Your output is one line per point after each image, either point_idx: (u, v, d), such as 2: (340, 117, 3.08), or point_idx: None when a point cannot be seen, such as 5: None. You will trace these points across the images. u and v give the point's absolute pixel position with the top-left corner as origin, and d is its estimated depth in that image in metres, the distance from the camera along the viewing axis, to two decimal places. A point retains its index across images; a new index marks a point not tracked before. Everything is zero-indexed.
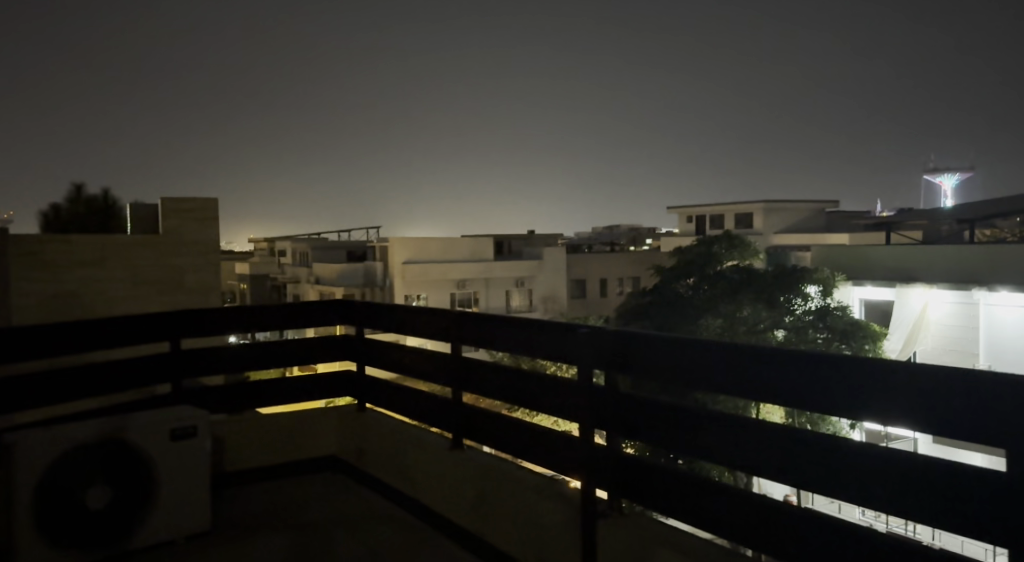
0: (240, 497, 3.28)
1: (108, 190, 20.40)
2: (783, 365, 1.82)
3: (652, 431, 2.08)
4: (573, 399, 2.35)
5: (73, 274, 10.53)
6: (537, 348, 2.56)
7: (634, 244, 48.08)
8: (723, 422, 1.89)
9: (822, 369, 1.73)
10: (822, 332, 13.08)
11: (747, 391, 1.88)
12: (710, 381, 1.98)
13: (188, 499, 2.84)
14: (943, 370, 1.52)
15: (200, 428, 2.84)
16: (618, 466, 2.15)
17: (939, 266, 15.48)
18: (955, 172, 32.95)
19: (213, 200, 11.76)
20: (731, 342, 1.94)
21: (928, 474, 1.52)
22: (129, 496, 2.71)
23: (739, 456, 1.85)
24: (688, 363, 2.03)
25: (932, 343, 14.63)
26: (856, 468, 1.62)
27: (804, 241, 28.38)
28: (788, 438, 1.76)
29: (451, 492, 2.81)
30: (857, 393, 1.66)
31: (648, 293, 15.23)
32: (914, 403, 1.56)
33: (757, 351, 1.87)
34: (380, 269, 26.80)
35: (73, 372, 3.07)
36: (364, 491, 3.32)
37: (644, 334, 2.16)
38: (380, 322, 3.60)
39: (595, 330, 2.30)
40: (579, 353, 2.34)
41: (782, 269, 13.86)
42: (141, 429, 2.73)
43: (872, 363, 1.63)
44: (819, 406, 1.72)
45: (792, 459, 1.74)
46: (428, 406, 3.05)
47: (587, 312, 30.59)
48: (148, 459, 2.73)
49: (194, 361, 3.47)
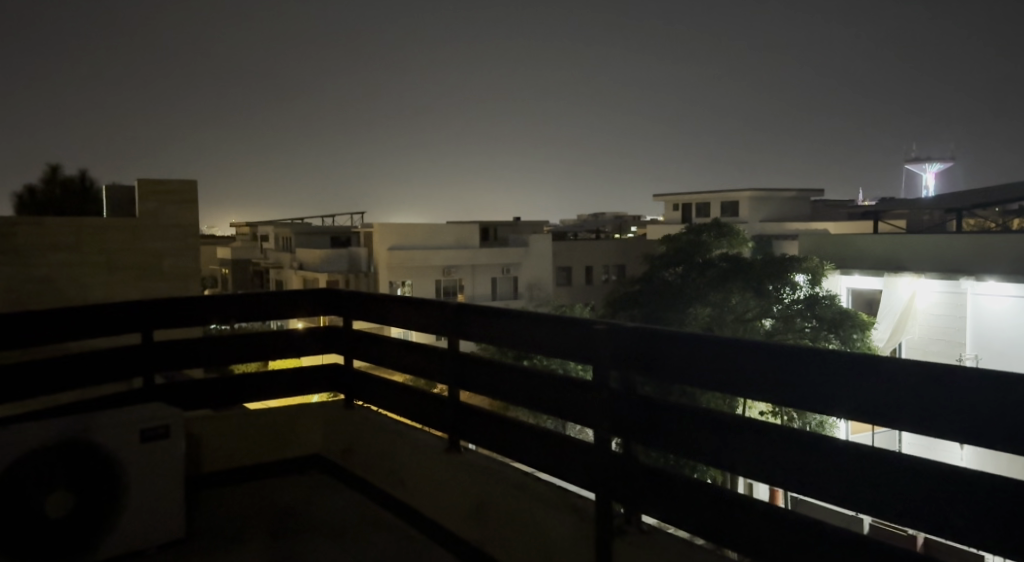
0: (214, 499, 3.15)
1: (85, 171, 20.08)
2: (812, 366, 1.64)
3: (639, 430, 1.97)
4: (581, 401, 2.16)
5: (47, 259, 10.20)
6: (539, 344, 2.38)
7: (619, 232, 47.81)
8: (713, 420, 1.79)
9: (859, 371, 1.55)
10: (810, 321, 12.98)
11: (739, 389, 1.78)
12: (696, 376, 1.87)
13: (160, 504, 2.69)
14: (937, 366, 1.44)
15: (171, 428, 2.71)
16: (605, 467, 2.03)
17: (926, 255, 15.54)
18: (938, 160, 33.03)
19: (194, 182, 11.53)
20: (763, 342, 1.74)
21: (916, 475, 1.44)
22: (98, 501, 2.56)
23: (766, 464, 1.68)
24: (677, 359, 1.91)
25: (919, 332, 14.69)
26: (847, 472, 1.54)
27: (790, 230, 28.36)
28: (818, 446, 1.59)
29: (449, 496, 2.67)
30: (894, 398, 1.50)
31: (637, 281, 15.25)
32: (907, 403, 1.48)
33: (788, 351, 1.68)
34: (364, 255, 27.04)
35: (35, 367, 2.91)
36: (346, 491, 3.20)
37: (662, 331, 1.96)
38: (367, 313, 3.44)
39: (598, 325, 2.13)
40: (591, 351, 2.13)
41: (770, 258, 13.71)
42: (107, 429, 2.58)
43: (869, 357, 1.54)
44: (813, 404, 1.62)
45: (799, 463, 1.62)
46: (422, 404, 2.91)
47: (573, 299, 30.61)
48: (115, 461, 2.59)
49: (167, 352, 3.31)
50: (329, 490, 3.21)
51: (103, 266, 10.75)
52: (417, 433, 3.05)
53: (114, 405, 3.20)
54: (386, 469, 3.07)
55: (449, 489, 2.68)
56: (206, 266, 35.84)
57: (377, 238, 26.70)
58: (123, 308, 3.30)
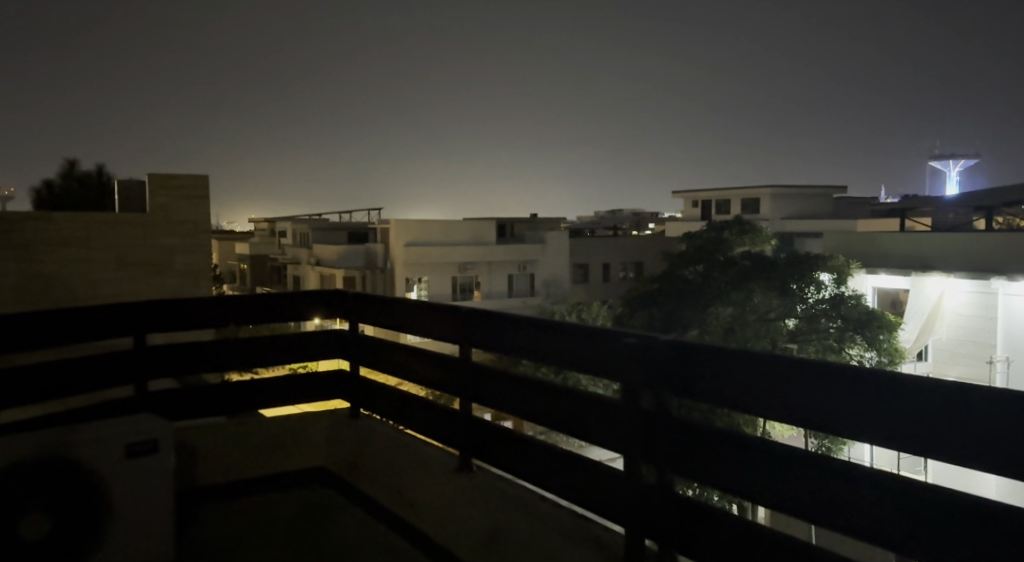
0: (214, 513, 3.04)
1: (103, 166, 20.22)
2: (868, 389, 1.45)
3: (670, 457, 1.81)
4: (611, 419, 2.00)
5: (55, 254, 10.17)
6: (565, 358, 2.21)
7: (637, 229, 47.66)
8: (730, 442, 1.67)
9: (926, 398, 1.37)
10: (835, 321, 12.84)
11: (762, 410, 1.64)
12: (726, 396, 1.72)
13: (151, 524, 2.47)
14: (956, 380, 1.32)
15: (161, 442, 2.48)
16: (636, 499, 1.88)
17: (956, 254, 15.22)
18: (963, 157, 32.37)
19: (203, 177, 11.56)
20: (811, 362, 1.56)
21: (939, 509, 1.32)
22: (80, 522, 2.34)
23: (811, 502, 1.51)
24: (702, 376, 1.77)
25: (948, 332, 14.52)
26: (866, 501, 1.43)
27: (812, 227, 27.87)
28: (874, 482, 1.42)
29: (465, 521, 2.54)
30: (957, 427, 1.33)
31: (655, 280, 14.99)
32: (952, 431, 1.34)
33: (836, 368, 1.51)
34: (381, 252, 26.78)
35: (24, 372, 2.80)
36: (352, 508, 3.07)
37: (699, 348, 1.78)
38: (377, 316, 3.31)
39: (629, 338, 1.96)
40: (621, 367, 1.96)
41: (795, 255, 13.56)
42: (87, 443, 2.34)
43: (919, 379, 1.37)
44: (842, 429, 1.49)
45: (851, 504, 1.45)
46: (436, 417, 2.77)
47: (589, 297, 30.43)
48: (96, 479, 2.36)
49: (164, 356, 3.21)
50: (336, 506, 3.09)
51: (112, 262, 10.74)
52: (429, 448, 2.90)
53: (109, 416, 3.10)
54: (393, 482, 2.97)
55: (465, 512, 2.55)
56: (224, 262, 36.11)
57: (393, 234, 26.62)
58: (120, 309, 3.17)
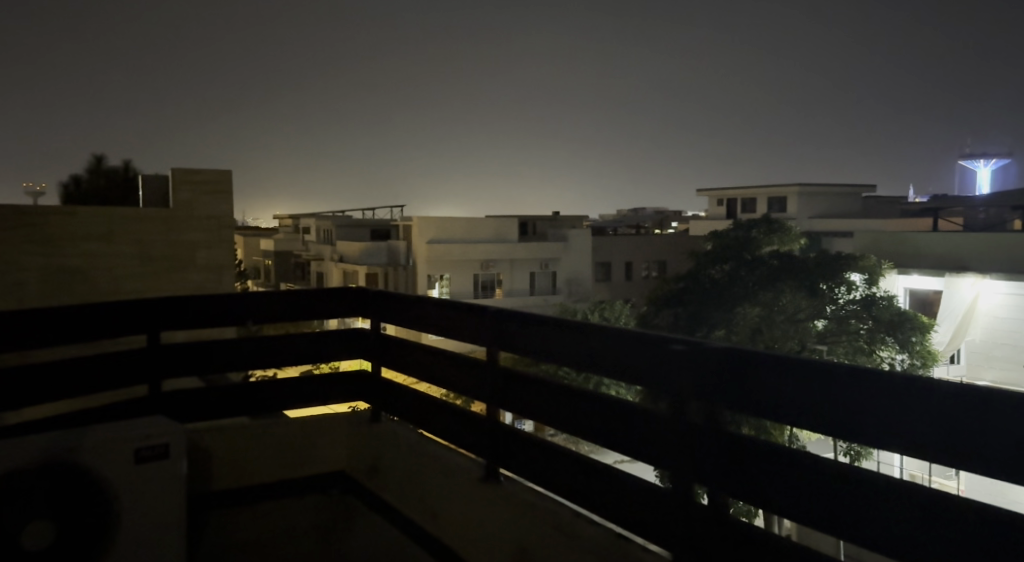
0: (227, 521, 2.98)
1: (130, 163, 20.43)
2: (915, 399, 1.34)
3: (714, 471, 1.69)
4: (649, 428, 1.88)
5: (77, 249, 10.22)
6: (600, 365, 2.09)
7: (661, 227, 47.16)
8: (767, 457, 1.57)
9: (968, 407, 1.27)
10: (865, 322, 12.65)
11: (806, 422, 1.52)
12: (771, 405, 1.60)
13: (161, 531, 2.40)
14: (989, 387, 1.23)
15: (172, 448, 2.43)
16: (679, 515, 1.77)
17: (991, 255, 14.92)
18: (993, 155, 31.69)
19: (227, 172, 11.59)
20: (866, 369, 1.43)
21: (977, 528, 1.23)
22: (88, 531, 2.28)
23: (860, 522, 1.39)
24: (748, 389, 1.64)
25: (981, 335, 14.29)
26: (889, 517, 1.35)
27: (841, 227, 27.41)
28: (916, 500, 1.31)
29: (491, 534, 2.44)
30: (998, 440, 1.23)
31: (681, 280, 14.80)
32: (990, 444, 1.24)
33: (888, 376, 1.38)
34: (403, 249, 26.83)
35: (33, 370, 2.74)
36: (370, 515, 2.99)
37: (748, 357, 1.64)
38: (399, 314, 3.22)
39: (672, 345, 1.83)
40: (662, 374, 1.83)
41: (826, 255, 13.39)
42: (94, 449, 2.29)
43: (965, 389, 1.26)
44: (885, 440, 1.37)
45: (893, 522, 1.34)
46: (461, 424, 2.68)
47: (611, 295, 30.24)
48: (104, 484, 2.30)
49: (176, 357, 3.14)
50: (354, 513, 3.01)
51: (135, 257, 10.81)
52: (452, 456, 2.81)
53: (123, 416, 3.05)
54: (413, 491, 2.88)
55: (490, 524, 2.45)
56: (249, 258, 36.49)
57: (415, 231, 26.69)
58: (134, 307, 3.09)
